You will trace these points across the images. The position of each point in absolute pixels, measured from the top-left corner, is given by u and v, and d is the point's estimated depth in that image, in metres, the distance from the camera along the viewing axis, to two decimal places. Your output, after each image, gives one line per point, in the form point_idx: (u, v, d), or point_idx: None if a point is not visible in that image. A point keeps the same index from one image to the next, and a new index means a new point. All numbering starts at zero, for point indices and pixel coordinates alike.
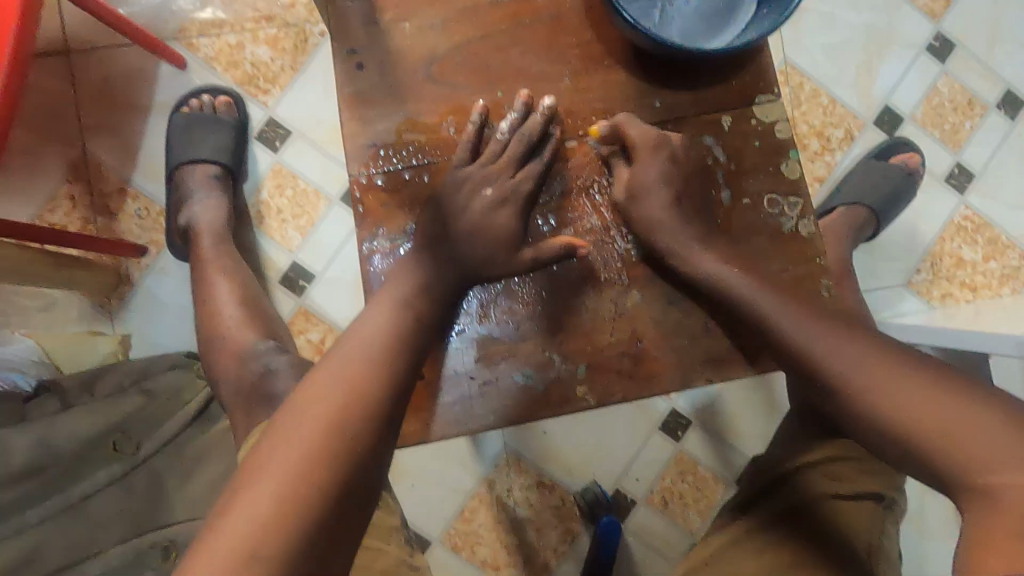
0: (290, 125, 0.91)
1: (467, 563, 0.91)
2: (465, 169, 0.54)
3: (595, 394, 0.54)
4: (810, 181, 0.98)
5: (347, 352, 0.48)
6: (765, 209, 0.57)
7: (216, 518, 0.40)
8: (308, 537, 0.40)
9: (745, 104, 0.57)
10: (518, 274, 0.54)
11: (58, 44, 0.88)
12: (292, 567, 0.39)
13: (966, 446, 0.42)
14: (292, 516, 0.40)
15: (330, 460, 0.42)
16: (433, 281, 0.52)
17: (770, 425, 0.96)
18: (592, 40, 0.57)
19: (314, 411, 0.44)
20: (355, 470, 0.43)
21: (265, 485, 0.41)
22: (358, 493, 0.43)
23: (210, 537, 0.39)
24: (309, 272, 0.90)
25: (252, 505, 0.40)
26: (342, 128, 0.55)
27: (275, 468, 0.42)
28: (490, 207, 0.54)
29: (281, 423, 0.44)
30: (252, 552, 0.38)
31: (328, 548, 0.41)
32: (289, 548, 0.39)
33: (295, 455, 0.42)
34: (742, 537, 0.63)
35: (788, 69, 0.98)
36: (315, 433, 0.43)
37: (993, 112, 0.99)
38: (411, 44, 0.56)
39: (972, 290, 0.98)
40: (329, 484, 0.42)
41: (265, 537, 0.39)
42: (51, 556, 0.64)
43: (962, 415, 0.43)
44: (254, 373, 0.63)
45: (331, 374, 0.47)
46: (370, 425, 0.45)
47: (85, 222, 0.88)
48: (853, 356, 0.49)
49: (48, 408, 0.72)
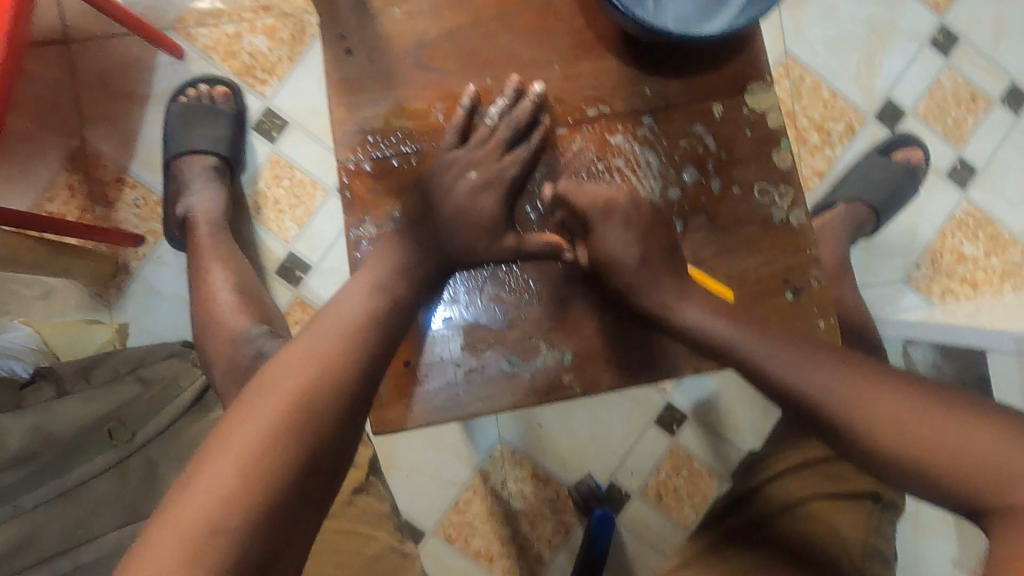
0: (287, 116, 0.91)
1: (460, 553, 0.92)
2: (452, 153, 0.54)
3: (582, 382, 0.54)
4: (809, 175, 0.97)
5: (318, 330, 0.48)
6: (757, 199, 0.56)
7: (182, 492, 0.41)
8: (272, 511, 0.40)
9: (737, 93, 0.57)
10: (506, 261, 0.54)
11: (57, 32, 0.88)
12: (257, 537, 0.39)
13: (969, 461, 0.40)
14: (258, 488, 0.40)
15: (296, 432, 0.42)
16: (419, 267, 0.52)
17: (765, 419, 0.96)
18: (583, 27, 0.57)
19: (285, 383, 0.44)
20: (321, 443, 0.43)
21: (228, 461, 0.41)
22: (327, 467, 0.43)
23: (175, 511, 0.39)
24: (305, 263, 0.90)
25: (216, 478, 0.40)
26: (332, 114, 0.55)
27: (240, 442, 0.42)
28: (475, 192, 0.53)
29: (249, 400, 0.44)
30: (215, 525, 0.38)
31: (294, 520, 0.41)
32: (253, 521, 0.39)
33: (261, 428, 0.42)
34: (730, 533, 0.64)
35: (787, 61, 0.97)
36: (280, 408, 0.43)
37: (996, 107, 0.98)
38: (401, 30, 0.56)
39: (972, 286, 0.97)
40: (294, 457, 0.42)
41: (231, 509, 0.39)
42: (48, 543, 0.65)
43: (968, 437, 0.40)
44: (246, 358, 0.63)
45: (298, 351, 0.47)
46: (339, 400, 0.45)
47: (83, 211, 0.88)
48: (839, 378, 0.47)
49: (43, 395, 0.72)
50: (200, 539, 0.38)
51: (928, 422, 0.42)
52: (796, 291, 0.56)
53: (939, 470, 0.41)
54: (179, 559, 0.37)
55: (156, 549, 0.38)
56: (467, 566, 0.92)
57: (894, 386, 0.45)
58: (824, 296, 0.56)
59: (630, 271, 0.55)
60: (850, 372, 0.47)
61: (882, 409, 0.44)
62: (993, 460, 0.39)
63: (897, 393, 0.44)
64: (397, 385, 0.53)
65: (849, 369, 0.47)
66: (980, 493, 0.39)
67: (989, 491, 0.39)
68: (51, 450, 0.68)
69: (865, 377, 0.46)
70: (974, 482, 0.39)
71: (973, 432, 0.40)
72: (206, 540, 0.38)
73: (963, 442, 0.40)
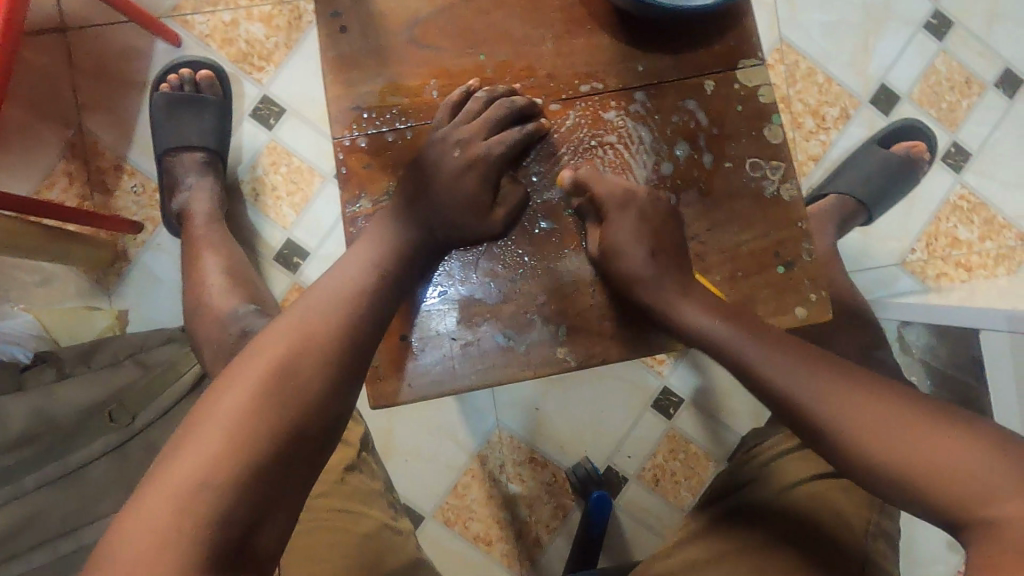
0: (284, 102, 0.91)
1: (459, 537, 0.92)
2: (443, 128, 0.54)
3: (576, 355, 0.55)
4: (805, 159, 0.97)
5: (308, 301, 0.49)
6: (748, 173, 0.57)
7: (169, 455, 0.42)
8: (255, 475, 0.41)
9: (729, 68, 0.57)
10: (499, 237, 0.55)
11: (54, 21, 0.89)
12: (241, 499, 0.40)
13: (958, 476, 0.41)
14: (242, 452, 0.41)
15: (281, 400, 0.44)
16: (412, 245, 0.52)
17: (761, 401, 0.97)
18: (575, 5, 0.57)
19: (272, 352, 0.45)
20: (306, 412, 0.44)
21: (214, 427, 0.42)
22: (311, 437, 0.44)
23: (163, 473, 0.41)
24: (303, 249, 0.91)
25: (201, 443, 0.41)
26: (327, 92, 0.56)
27: (223, 410, 0.43)
28: (459, 171, 0.53)
29: (237, 368, 0.45)
30: (198, 489, 0.40)
31: (277, 490, 0.42)
32: (234, 486, 0.40)
33: (245, 396, 0.43)
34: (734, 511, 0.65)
35: (783, 46, 0.97)
36: (266, 377, 0.44)
37: (990, 91, 0.99)
38: (394, 8, 0.56)
39: (967, 269, 0.97)
40: (278, 424, 0.43)
41: (214, 472, 0.40)
42: (51, 523, 0.67)
43: (956, 456, 0.42)
44: (232, 335, 0.67)
45: (286, 321, 0.47)
46: (322, 373, 0.46)
47: (82, 199, 0.89)
48: (836, 392, 0.47)
49: (44, 377, 0.72)
50: (185, 499, 0.39)
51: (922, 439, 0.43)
52: (787, 265, 0.56)
53: (925, 485, 0.42)
54: (163, 520, 0.39)
55: (144, 506, 0.40)
56: (465, 549, 0.92)
57: (890, 400, 0.46)
58: (815, 270, 0.56)
59: None
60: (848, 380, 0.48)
61: (866, 421, 0.45)
62: (973, 478, 0.41)
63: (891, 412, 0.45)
64: (393, 358, 0.53)
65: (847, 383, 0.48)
66: (961, 506, 0.41)
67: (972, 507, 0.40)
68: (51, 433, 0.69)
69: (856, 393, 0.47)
70: (957, 498, 0.41)
71: (955, 450, 0.42)
72: (191, 499, 0.39)
73: (946, 460, 0.42)
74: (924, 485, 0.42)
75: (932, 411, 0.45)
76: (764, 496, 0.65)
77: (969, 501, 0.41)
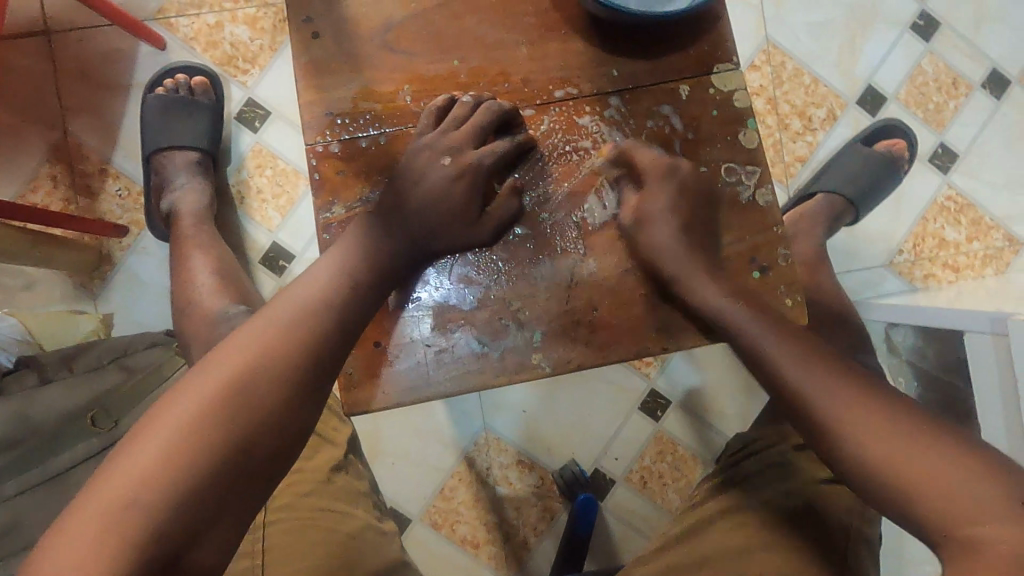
0: (269, 105, 0.91)
1: (447, 540, 0.92)
2: (428, 136, 0.54)
3: (552, 361, 0.54)
4: (792, 161, 0.97)
5: (272, 312, 0.49)
6: (723, 178, 0.57)
7: (113, 463, 0.42)
8: (193, 492, 0.41)
9: (704, 73, 0.58)
10: (473, 249, 0.55)
11: (38, 24, 0.89)
12: (176, 516, 0.40)
13: (945, 497, 0.43)
14: (183, 468, 0.41)
15: (230, 416, 0.43)
16: (395, 255, 0.52)
17: (748, 403, 0.97)
18: (549, 10, 0.58)
19: (229, 364, 0.45)
20: (256, 429, 0.44)
21: (161, 439, 0.42)
22: (260, 454, 0.44)
23: (104, 481, 0.41)
24: (289, 252, 0.90)
25: (145, 453, 0.41)
26: (300, 98, 0.55)
27: (171, 422, 0.43)
28: (448, 180, 0.53)
29: (193, 377, 0.45)
30: (134, 503, 0.40)
31: (218, 505, 0.42)
32: (172, 503, 0.40)
33: (195, 409, 0.43)
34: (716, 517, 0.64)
35: (769, 48, 0.97)
36: (219, 391, 0.44)
37: (978, 92, 0.99)
38: (367, 13, 0.56)
39: (955, 270, 0.97)
40: (225, 440, 0.43)
41: (153, 487, 0.40)
42: (32, 531, 0.65)
43: (946, 476, 0.44)
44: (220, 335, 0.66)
45: (248, 332, 0.47)
46: (284, 385, 0.46)
47: (67, 203, 0.89)
48: (838, 401, 0.49)
49: (26, 381, 0.72)
50: (122, 512, 0.40)
51: (914, 457, 0.45)
52: (763, 270, 0.56)
53: (912, 497, 0.45)
54: (99, 522, 0.39)
55: (81, 514, 0.40)
56: (453, 552, 0.92)
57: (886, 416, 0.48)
58: (791, 274, 0.56)
59: (601, 250, 0.56)
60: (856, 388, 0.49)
61: (867, 432, 0.47)
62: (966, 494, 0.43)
63: (887, 428, 0.47)
64: (367, 365, 0.53)
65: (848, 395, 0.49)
66: (947, 522, 0.43)
67: (956, 524, 0.43)
68: (33, 438, 0.68)
69: (859, 404, 0.49)
70: (943, 515, 0.43)
71: (947, 471, 0.44)
72: (126, 512, 0.39)
73: (940, 476, 0.44)
74: (911, 498, 0.44)
75: (930, 431, 0.46)
76: (751, 499, 0.65)
77: (954, 517, 0.43)
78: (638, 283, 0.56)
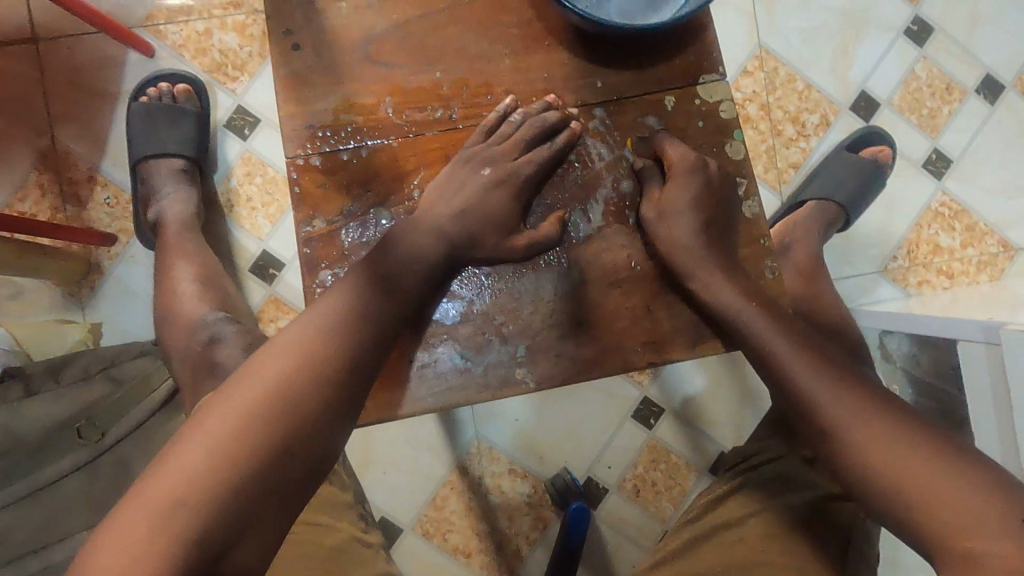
0: (258, 113, 0.91)
1: (438, 550, 0.92)
2: (475, 148, 0.55)
3: (536, 375, 0.54)
4: (785, 167, 0.96)
5: (307, 320, 0.49)
6: (709, 190, 0.57)
7: (157, 467, 0.44)
8: (234, 497, 0.42)
9: (689, 83, 0.57)
10: (463, 267, 0.54)
11: (26, 32, 0.88)
12: (219, 521, 0.41)
13: (949, 514, 0.44)
14: (226, 474, 0.42)
15: (271, 422, 0.45)
16: (396, 267, 0.51)
17: (742, 411, 0.96)
18: (533, 20, 0.57)
19: (268, 372, 0.46)
20: (295, 437, 0.45)
21: (204, 444, 0.44)
22: (298, 462, 0.45)
23: (148, 486, 0.43)
24: (279, 260, 0.90)
25: (188, 459, 0.43)
26: (281, 110, 0.55)
27: (214, 427, 0.44)
28: (488, 188, 0.54)
29: (233, 384, 0.47)
30: (178, 507, 0.41)
31: (259, 511, 0.43)
32: (214, 508, 0.41)
33: (237, 415, 0.44)
34: (709, 535, 0.64)
35: (762, 53, 0.96)
36: (259, 398, 0.45)
37: (972, 97, 0.98)
38: (349, 24, 0.56)
39: (949, 277, 0.97)
40: (265, 447, 0.44)
41: (197, 491, 0.41)
42: (18, 541, 0.67)
43: (950, 492, 0.45)
44: (200, 342, 0.67)
45: (284, 340, 0.48)
46: (321, 393, 0.47)
47: (54, 211, 0.88)
48: (843, 412, 0.50)
49: (12, 394, 0.70)
50: (167, 516, 0.41)
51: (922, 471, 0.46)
52: (750, 282, 0.56)
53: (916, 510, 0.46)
54: (148, 524, 0.40)
55: (128, 516, 0.41)
56: (445, 562, 0.92)
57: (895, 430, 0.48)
58: (778, 287, 0.57)
59: (586, 262, 0.55)
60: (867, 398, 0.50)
61: (873, 447, 0.48)
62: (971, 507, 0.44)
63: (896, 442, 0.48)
64: None
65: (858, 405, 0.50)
66: (949, 538, 0.44)
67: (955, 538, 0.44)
68: (16, 452, 0.68)
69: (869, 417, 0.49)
70: (945, 532, 0.44)
71: (951, 488, 0.45)
72: (171, 515, 0.41)
73: (947, 488, 0.45)
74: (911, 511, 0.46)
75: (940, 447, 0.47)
76: (747, 516, 0.64)
77: (955, 533, 0.44)
78: (623, 297, 0.55)
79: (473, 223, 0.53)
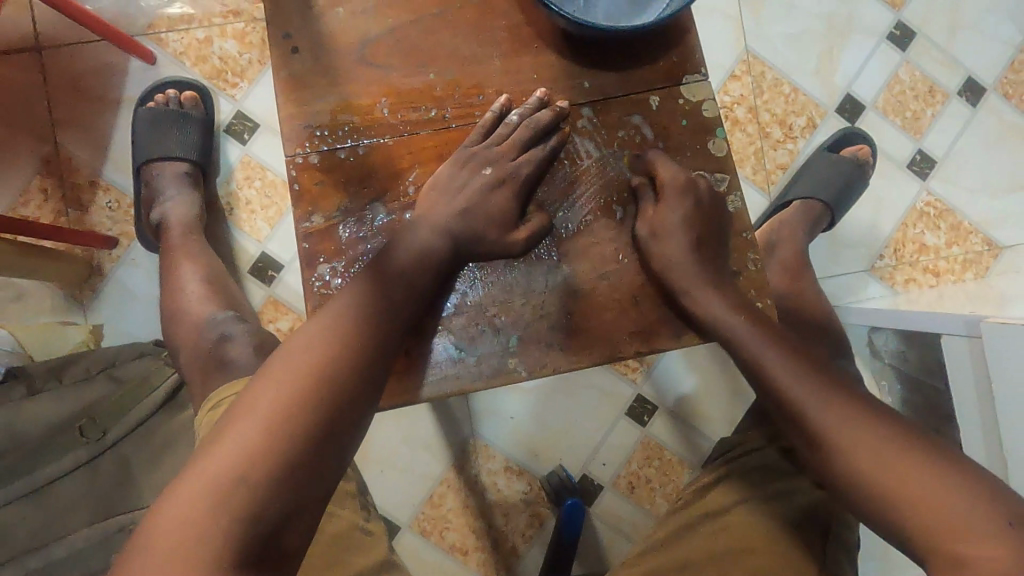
0: (257, 118, 0.93)
1: (436, 548, 0.93)
2: (472, 148, 0.56)
3: (527, 366, 0.55)
4: (773, 168, 0.99)
5: (336, 307, 0.51)
6: (693, 185, 0.59)
7: (206, 448, 0.45)
8: (284, 473, 0.43)
9: (673, 84, 0.60)
10: (471, 260, 0.56)
11: (30, 40, 0.90)
12: (270, 495, 0.43)
13: (939, 518, 0.45)
14: (273, 451, 0.43)
15: (313, 402, 0.46)
16: (401, 262, 0.52)
17: (735, 407, 0.98)
18: (521, 24, 0.59)
19: (305, 355, 0.48)
20: (334, 416, 0.46)
21: (251, 424, 0.45)
22: (337, 438, 0.46)
23: (199, 466, 0.43)
24: (278, 262, 0.92)
25: (236, 438, 0.44)
26: (281, 111, 0.57)
27: (258, 408, 0.45)
28: (487, 187, 0.55)
29: (272, 367, 0.48)
30: (234, 483, 0.42)
31: (307, 486, 0.44)
32: (268, 484, 0.43)
33: (281, 396, 0.46)
34: (695, 522, 0.65)
35: (748, 58, 0.99)
36: (299, 379, 0.47)
37: (954, 99, 1.01)
38: (345, 28, 0.58)
39: (935, 274, 0.99)
40: (309, 426, 0.45)
41: (249, 468, 0.43)
42: (20, 540, 0.66)
43: (941, 497, 0.46)
44: (209, 339, 0.68)
45: (319, 325, 0.50)
46: (356, 374, 0.48)
47: (58, 216, 0.90)
48: (822, 421, 0.51)
49: (14, 394, 0.72)
50: (223, 493, 0.42)
51: (909, 476, 0.47)
52: (733, 274, 0.59)
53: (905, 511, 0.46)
54: (209, 501, 0.42)
55: (182, 495, 0.42)
56: (443, 559, 0.93)
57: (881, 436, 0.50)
58: (760, 279, 0.59)
59: (576, 255, 0.57)
60: (829, 403, 0.52)
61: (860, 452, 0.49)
62: (942, 509, 0.45)
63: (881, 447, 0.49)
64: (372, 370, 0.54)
65: (833, 409, 0.52)
66: (939, 539, 0.45)
67: (947, 542, 0.44)
68: (19, 452, 0.69)
69: (846, 421, 0.51)
70: (937, 535, 0.45)
71: (942, 492, 0.46)
72: (225, 492, 0.42)
73: (931, 492, 0.46)
74: (902, 512, 0.47)
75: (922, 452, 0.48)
76: (729, 502, 0.66)
77: (947, 537, 0.44)
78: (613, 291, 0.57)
79: (469, 218, 0.55)
